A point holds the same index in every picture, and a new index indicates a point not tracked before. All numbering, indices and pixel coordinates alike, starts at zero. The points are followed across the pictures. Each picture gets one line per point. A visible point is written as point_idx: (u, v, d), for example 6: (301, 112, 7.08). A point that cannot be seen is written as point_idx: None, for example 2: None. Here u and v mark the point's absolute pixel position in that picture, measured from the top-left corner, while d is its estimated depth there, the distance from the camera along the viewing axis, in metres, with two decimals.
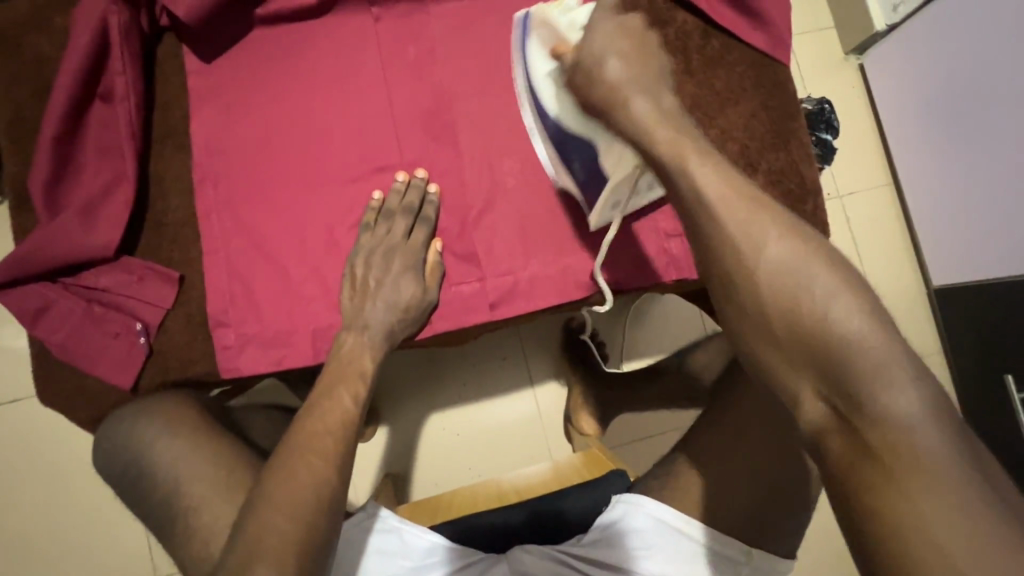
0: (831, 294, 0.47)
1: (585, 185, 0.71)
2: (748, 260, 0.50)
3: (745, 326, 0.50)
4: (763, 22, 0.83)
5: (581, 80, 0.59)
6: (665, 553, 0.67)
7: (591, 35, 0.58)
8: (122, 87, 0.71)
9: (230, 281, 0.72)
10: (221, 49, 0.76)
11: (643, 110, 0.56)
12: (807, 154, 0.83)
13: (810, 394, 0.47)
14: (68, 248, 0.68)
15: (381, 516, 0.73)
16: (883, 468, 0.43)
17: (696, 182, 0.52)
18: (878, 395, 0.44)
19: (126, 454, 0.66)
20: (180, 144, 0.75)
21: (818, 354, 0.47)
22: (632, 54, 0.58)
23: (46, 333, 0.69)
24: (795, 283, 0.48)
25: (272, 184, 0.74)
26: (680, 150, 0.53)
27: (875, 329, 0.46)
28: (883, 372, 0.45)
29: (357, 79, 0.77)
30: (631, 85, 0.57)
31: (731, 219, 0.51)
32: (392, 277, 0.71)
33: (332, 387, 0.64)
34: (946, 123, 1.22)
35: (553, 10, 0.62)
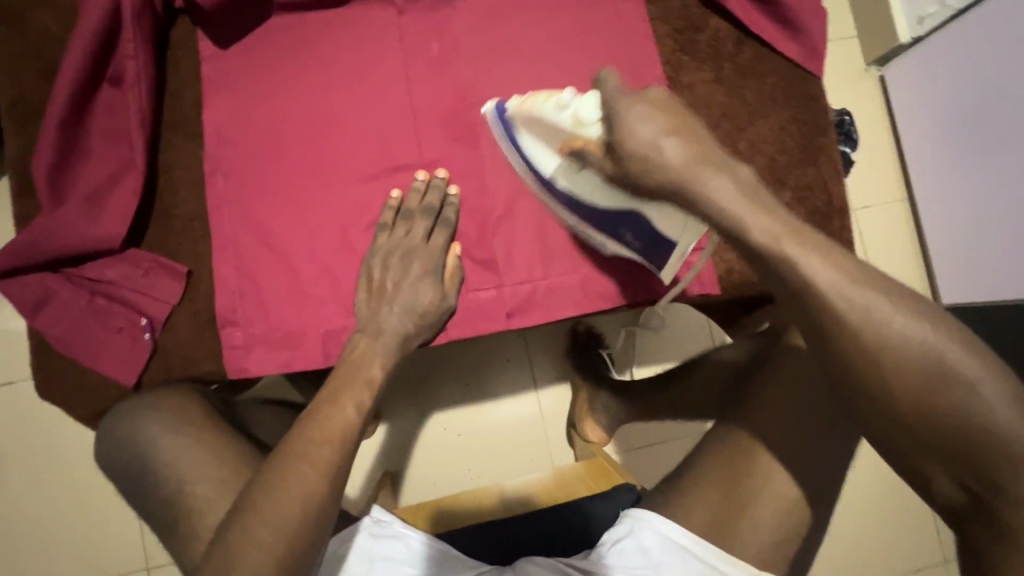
0: (970, 375, 0.45)
1: (646, 252, 0.69)
2: (876, 351, 0.46)
3: (873, 417, 0.48)
4: (798, 33, 0.80)
5: (637, 171, 0.54)
6: (672, 572, 0.66)
7: (624, 120, 0.53)
8: (133, 71, 0.68)
9: (239, 277, 0.69)
10: (237, 35, 0.73)
11: (723, 193, 0.51)
12: (836, 171, 0.81)
13: (945, 479, 0.47)
14: (72, 238, 0.65)
15: (385, 523, 0.72)
16: (1023, 546, 0.45)
17: (804, 272, 0.48)
18: (1022, 482, 0.44)
19: (125, 455, 0.64)
20: (191, 132, 0.72)
21: (958, 446, 0.45)
22: (678, 130, 0.53)
23: (46, 325, 0.66)
24: (927, 362, 0.46)
25: (287, 179, 0.71)
26: (749, 217, 0.50)
27: (1007, 402, 0.45)
28: (1023, 454, 0.44)
29: (378, 73, 0.74)
30: (700, 165, 0.52)
31: (853, 307, 0.47)
32: (409, 282, 0.68)
33: (338, 392, 0.61)
34: (966, 141, 1.20)
35: (546, 108, 0.59)
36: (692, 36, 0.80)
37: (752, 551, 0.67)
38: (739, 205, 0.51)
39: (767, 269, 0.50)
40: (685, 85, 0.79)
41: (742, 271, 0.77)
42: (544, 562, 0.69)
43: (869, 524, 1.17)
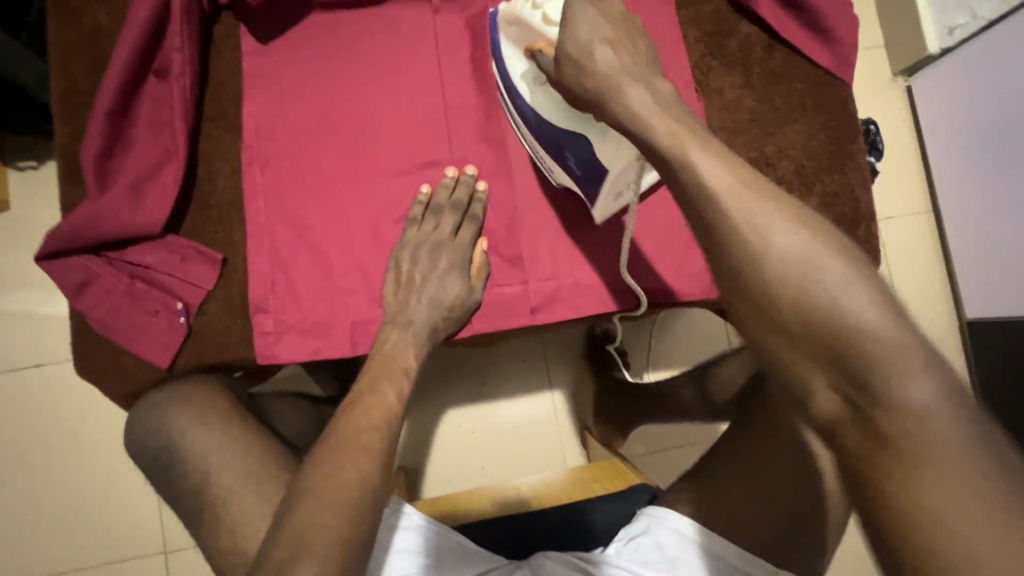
0: (843, 284, 0.44)
1: (584, 183, 0.68)
2: (760, 256, 0.45)
3: (756, 321, 0.46)
4: (829, 39, 0.81)
5: (572, 75, 0.55)
6: (689, 569, 0.66)
7: (571, 20, 0.55)
8: (179, 64, 0.70)
9: (273, 268, 0.71)
10: (278, 32, 0.75)
11: (641, 103, 0.51)
12: (863, 178, 0.80)
13: (823, 385, 0.44)
14: (115, 223, 0.68)
15: (405, 513, 0.73)
16: (895, 454, 0.42)
17: (703, 175, 0.47)
18: (897, 384, 0.42)
19: (159, 436, 0.66)
20: (231, 125, 0.74)
21: (832, 351, 0.43)
22: (614, 40, 0.54)
23: (88, 307, 0.69)
24: (811, 278, 0.44)
25: (321, 172, 0.73)
26: (694, 152, 0.48)
27: (884, 311, 0.43)
28: (897, 360, 0.42)
29: (412, 71, 0.76)
30: (625, 76, 0.52)
31: (743, 212, 0.46)
32: (437, 275, 0.69)
33: (376, 383, 0.63)
34: (998, 151, 1.17)
35: (523, 7, 0.62)
36: (722, 40, 0.81)
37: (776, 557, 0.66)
38: (735, 190, 0.46)
39: (668, 173, 0.49)
40: (714, 89, 0.80)
41: None
42: (562, 558, 0.69)
43: None
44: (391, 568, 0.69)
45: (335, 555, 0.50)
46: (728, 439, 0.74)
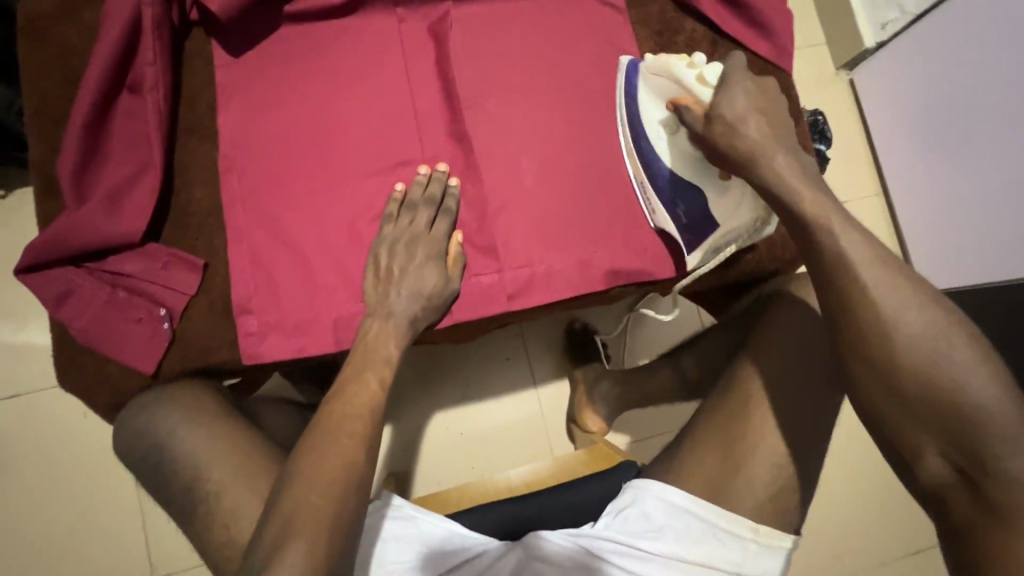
0: (967, 365, 0.53)
1: (686, 232, 0.77)
2: (890, 331, 0.54)
3: (874, 385, 0.56)
4: (768, 33, 0.87)
5: (721, 134, 0.63)
6: (675, 533, 0.70)
7: (727, 91, 0.63)
8: (152, 78, 0.72)
9: (254, 270, 0.73)
10: (248, 44, 0.78)
11: (787, 167, 0.61)
12: (810, 157, 0.87)
13: (933, 451, 0.54)
14: (94, 233, 0.69)
15: (397, 506, 0.75)
16: (1000, 513, 0.50)
17: (846, 249, 0.56)
18: (1006, 458, 0.51)
19: (147, 443, 0.67)
20: (206, 135, 0.77)
21: (949, 423, 0.52)
22: (767, 113, 0.63)
23: (70, 317, 0.69)
24: (934, 359, 0.53)
25: (299, 176, 0.76)
26: (834, 223, 0.58)
27: (1000, 394, 0.52)
28: (1007, 436, 0.51)
29: (381, 76, 0.79)
30: (771, 143, 0.61)
31: (877, 288, 0.55)
32: (415, 267, 0.72)
33: (360, 371, 0.65)
34: (933, 135, 1.27)
35: (676, 64, 0.68)
36: (671, 37, 0.87)
37: (755, 516, 0.69)
38: (872, 270, 0.56)
39: (805, 231, 0.59)
40: None
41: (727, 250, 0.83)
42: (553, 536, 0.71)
43: (864, 503, 1.22)
44: (383, 557, 0.71)
45: (320, 534, 0.52)
46: (707, 409, 0.77)
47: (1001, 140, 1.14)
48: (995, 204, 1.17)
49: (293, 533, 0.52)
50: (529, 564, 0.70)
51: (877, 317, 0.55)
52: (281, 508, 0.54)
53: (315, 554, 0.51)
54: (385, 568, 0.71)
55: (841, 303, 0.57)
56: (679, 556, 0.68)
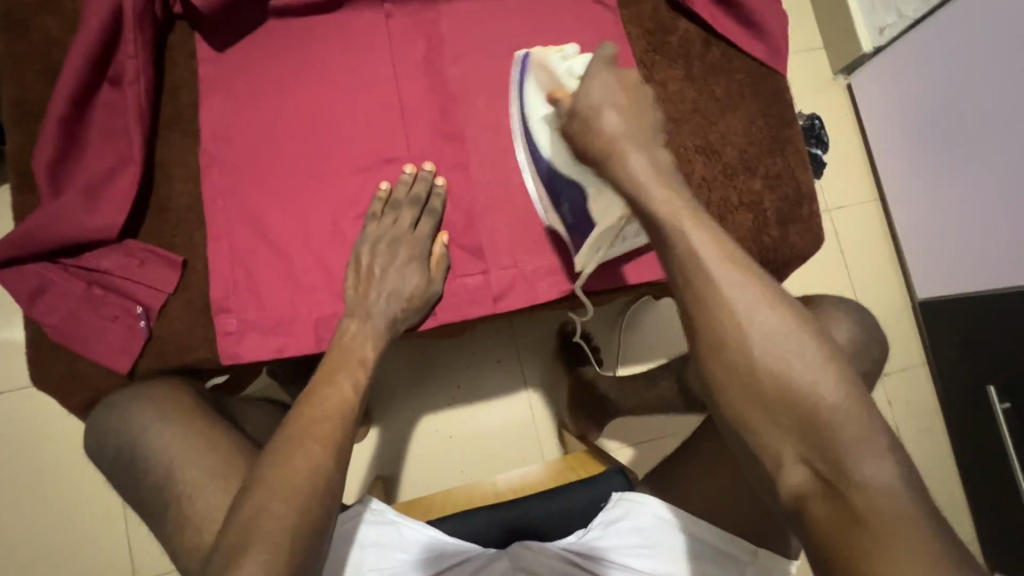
0: (815, 371, 0.49)
1: (573, 229, 0.72)
2: (738, 332, 0.50)
3: (736, 392, 0.51)
4: (762, 34, 0.85)
5: (578, 130, 0.59)
6: (671, 552, 0.68)
7: (588, 80, 0.59)
8: (133, 70, 0.70)
9: (234, 269, 0.72)
10: (233, 39, 0.76)
11: (640, 168, 0.55)
12: (803, 160, 0.85)
13: (792, 458, 0.49)
14: (68, 229, 0.67)
15: (380, 510, 0.75)
16: (865, 525, 0.45)
17: (693, 244, 0.52)
18: (859, 467, 0.47)
19: (116, 438, 0.66)
20: (187, 130, 0.75)
21: (809, 433, 0.48)
22: (625, 103, 0.58)
23: (44, 315, 0.67)
24: (786, 363, 0.49)
25: (281, 173, 0.74)
26: (698, 253, 0.52)
27: (845, 394, 0.48)
28: (851, 444, 0.47)
29: (368, 74, 0.78)
30: (629, 138, 0.57)
31: (722, 278, 0.51)
32: (396, 268, 0.72)
33: (334, 373, 0.65)
34: (928, 145, 1.26)
35: (552, 58, 0.66)
36: (664, 37, 0.85)
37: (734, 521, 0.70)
38: (723, 273, 0.51)
39: (660, 239, 0.53)
40: (658, 82, 0.84)
41: None
42: (537, 546, 0.70)
43: None
44: (362, 562, 0.70)
45: (284, 544, 0.51)
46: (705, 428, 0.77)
47: (999, 147, 1.12)
48: (993, 211, 1.16)
49: (253, 541, 0.50)
50: None
51: (733, 320, 0.50)
52: (241, 514, 0.52)
53: (275, 565, 0.49)
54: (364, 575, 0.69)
55: (692, 298, 0.52)
56: None
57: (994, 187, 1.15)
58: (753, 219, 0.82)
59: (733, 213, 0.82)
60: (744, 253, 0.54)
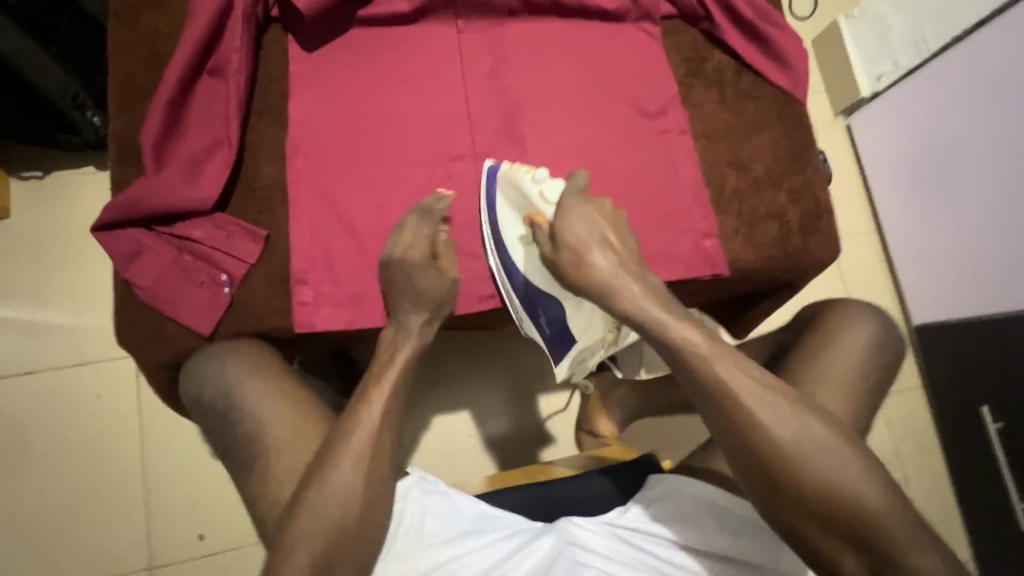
0: (859, 478, 0.59)
1: (550, 338, 0.85)
2: (786, 458, 0.60)
3: (785, 510, 0.60)
4: (785, 67, 0.96)
5: (572, 267, 0.70)
6: (711, 525, 0.74)
7: (568, 217, 0.71)
8: (236, 62, 0.78)
9: (312, 244, 0.78)
10: (321, 41, 0.84)
11: (643, 297, 0.67)
12: (822, 179, 0.95)
13: (849, 557, 0.60)
14: (170, 199, 0.73)
15: (430, 480, 0.79)
16: None
17: (728, 382, 0.61)
18: (909, 556, 0.59)
19: (213, 389, 0.70)
20: (274, 118, 0.82)
21: (858, 533, 0.59)
22: (609, 241, 0.71)
23: (137, 276, 0.73)
24: (833, 475, 0.59)
25: (359, 162, 0.81)
26: (738, 390, 0.61)
27: (887, 498, 0.59)
28: (902, 540, 0.59)
29: (440, 79, 0.86)
30: (622, 277, 0.69)
31: (763, 410, 0.61)
32: (420, 279, 0.75)
33: (385, 367, 0.71)
34: (925, 181, 1.38)
35: (524, 179, 0.77)
36: (700, 64, 0.95)
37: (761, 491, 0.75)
38: (763, 405, 0.61)
39: (686, 370, 0.63)
40: (694, 104, 0.94)
41: (746, 258, 0.90)
42: (584, 522, 0.74)
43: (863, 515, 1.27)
44: (424, 530, 0.73)
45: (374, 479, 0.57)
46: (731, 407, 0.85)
47: (995, 183, 1.25)
48: (992, 240, 1.27)
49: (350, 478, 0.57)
50: (567, 549, 0.71)
51: (770, 437, 0.60)
52: None
53: None
54: (425, 540, 0.72)
55: (733, 428, 0.61)
56: (713, 550, 0.72)
57: (990, 218, 1.27)
58: (778, 228, 0.91)
59: (760, 223, 0.91)
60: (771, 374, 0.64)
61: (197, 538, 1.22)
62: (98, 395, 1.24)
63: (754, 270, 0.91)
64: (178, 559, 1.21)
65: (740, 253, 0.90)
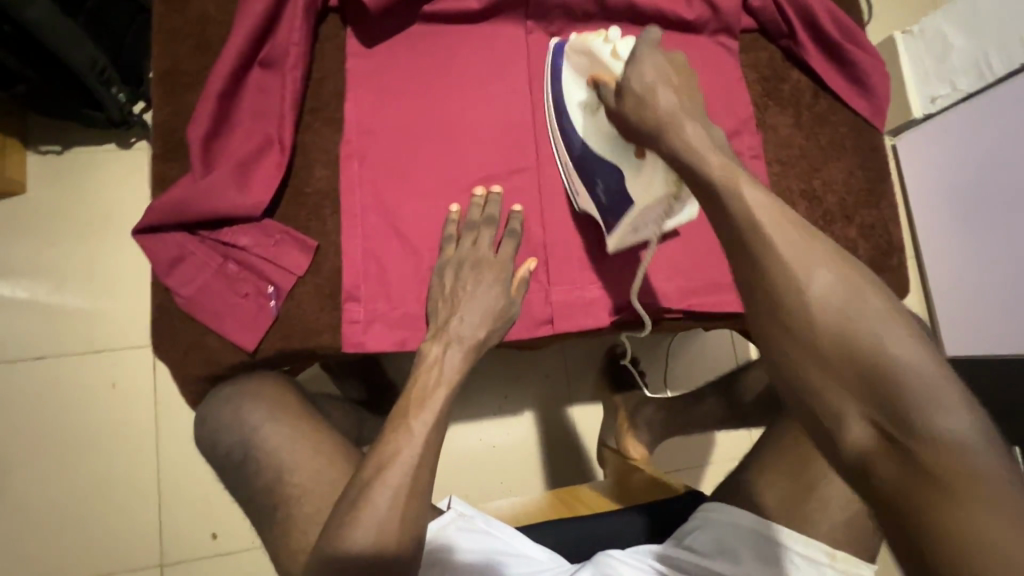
0: (883, 320, 0.46)
1: (607, 210, 0.73)
2: (797, 287, 0.48)
3: (789, 347, 0.48)
4: (866, 91, 0.90)
5: (632, 107, 0.57)
6: (751, 558, 0.66)
7: (637, 64, 0.57)
8: (294, 57, 0.73)
9: (365, 257, 0.73)
10: (383, 37, 0.78)
11: (697, 136, 0.53)
12: (895, 214, 0.90)
13: (856, 416, 0.45)
14: (219, 202, 0.68)
15: (469, 517, 0.72)
16: (947, 489, 0.42)
17: (750, 202, 0.49)
18: (938, 423, 0.44)
19: (229, 436, 0.66)
20: (330, 118, 0.77)
21: (873, 381, 0.45)
22: (678, 84, 0.56)
23: (180, 283, 0.69)
24: (843, 311, 0.47)
25: (417, 170, 0.76)
26: (757, 211, 0.49)
27: (915, 345, 0.46)
28: (934, 400, 0.44)
29: (506, 85, 0.81)
30: (686, 111, 0.55)
31: (777, 227, 0.49)
32: (478, 286, 0.69)
33: (425, 391, 0.60)
34: (967, 210, 1.28)
35: (595, 40, 0.67)
36: (777, 84, 0.90)
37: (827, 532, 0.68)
38: (782, 234, 0.49)
39: (740, 248, 0.50)
40: (769, 127, 0.89)
41: None
42: (617, 556, 0.68)
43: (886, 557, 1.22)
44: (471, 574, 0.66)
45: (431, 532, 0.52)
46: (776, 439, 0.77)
47: None
48: None
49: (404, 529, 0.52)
50: None
51: (787, 270, 0.48)
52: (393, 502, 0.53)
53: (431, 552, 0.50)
54: None
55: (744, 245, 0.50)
56: None
57: None
58: None
59: None
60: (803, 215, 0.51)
61: (211, 536, 1.14)
62: (113, 384, 1.17)
63: None
64: (190, 557, 1.13)
65: None
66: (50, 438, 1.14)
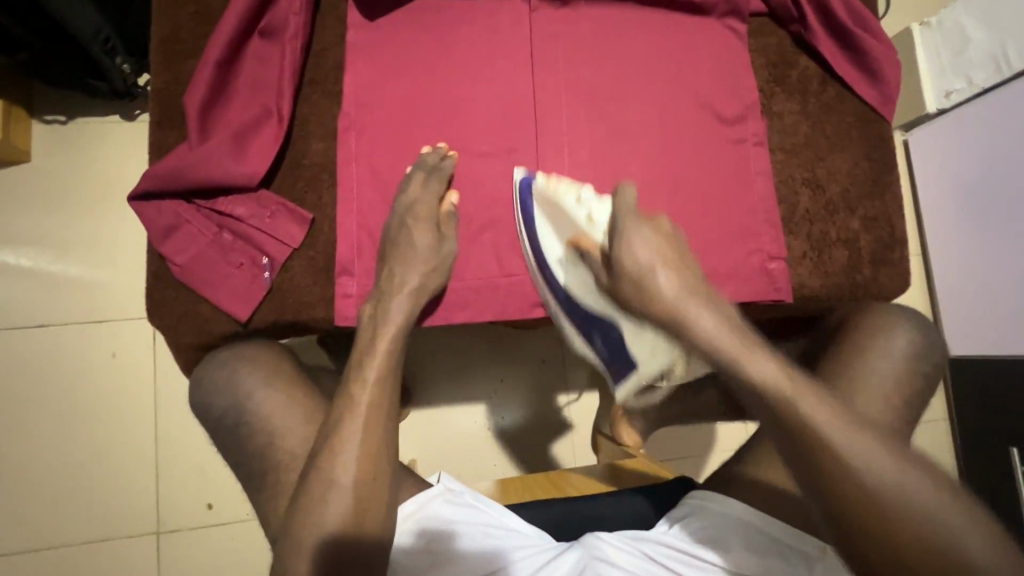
0: (781, 376, 0.56)
1: (609, 361, 0.79)
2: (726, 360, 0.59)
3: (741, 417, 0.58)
4: (876, 80, 0.88)
5: (638, 298, 0.65)
6: (741, 548, 0.66)
7: (629, 238, 0.66)
8: (294, 27, 0.73)
9: (359, 232, 0.73)
10: (384, 10, 0.78)
11: (698, 304, 0.62)
12: (899, 207, 0.88)
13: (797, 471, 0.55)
14: (215, 171, 0.68)
15: (458, 492, 0.72)
16: (870, 519, 0.51)
17: (635, 255, 0.65)
18: (850, 466, 0.53)
19: (219, 402, 0.67)
20: (328, 90, 0.76)
21: (790, 438, 0.55)
22: (671, 258, 0.65)
23: (174, 251, 0.69)
24: (765, 378, 0.57)
25: (414, 146, 0.76)
26: (653, 270, 0.64)
27: (811, 396, 0.56)
28: (839, 444, 0.53)
29: (507, 62, 0.80)
30: (687, 297, 0.62)
31: (679, 301, 0.62)
32: (406, 238, 0.70)
33: (364, 353, 0.64)
34: (978, 210, 1.25)
35: (566, 198, 0.73)
36: (784, 70, 0.88)
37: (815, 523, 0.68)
38: (690, 309, 0.62)
39: (674, 319, 0.62)
40: (774, 114, 0.87)
41: (813, 286, 0.84)
42: (607, 536, 0.68)
43: None
44: (455, 548, 0.66)
45: None
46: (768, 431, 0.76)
47: None
48: None
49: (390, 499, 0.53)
50: (591, 565, 0.65)
51: (707, 337, 0.60)
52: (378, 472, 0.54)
53: None
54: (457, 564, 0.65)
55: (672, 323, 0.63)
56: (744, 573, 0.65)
57: None
58: (849, 256, 0.85)
59: (830, 249, 0.85)
60: (698, 282, 0.65)
61: (207, 506, 1.16)
62: (114, 353, 1.18)
63: (816, 296, 0.85)
64: (185, 526, 1.15)
65: (807, 279, 0.84)
66: (51, 405, 1.15)
